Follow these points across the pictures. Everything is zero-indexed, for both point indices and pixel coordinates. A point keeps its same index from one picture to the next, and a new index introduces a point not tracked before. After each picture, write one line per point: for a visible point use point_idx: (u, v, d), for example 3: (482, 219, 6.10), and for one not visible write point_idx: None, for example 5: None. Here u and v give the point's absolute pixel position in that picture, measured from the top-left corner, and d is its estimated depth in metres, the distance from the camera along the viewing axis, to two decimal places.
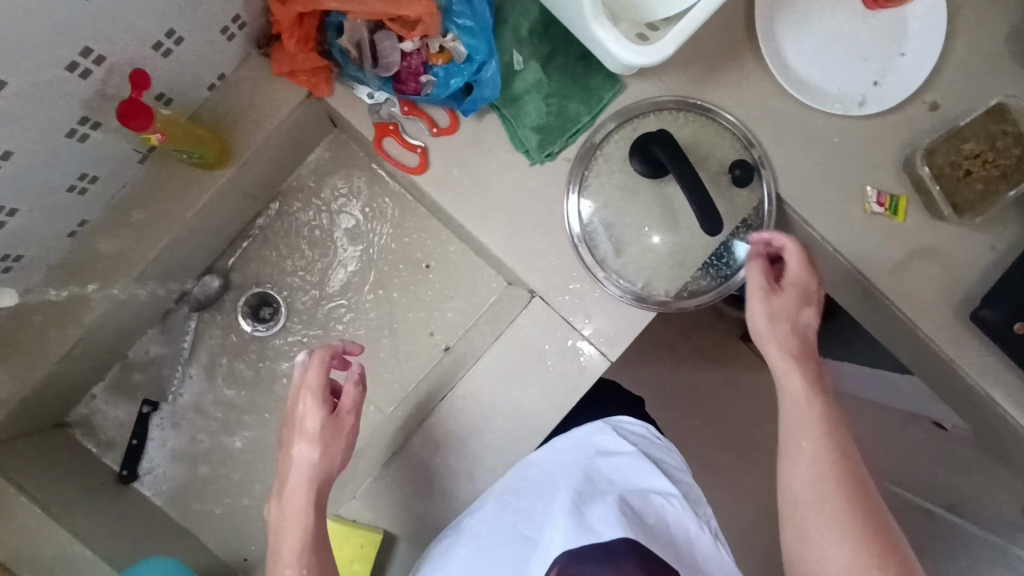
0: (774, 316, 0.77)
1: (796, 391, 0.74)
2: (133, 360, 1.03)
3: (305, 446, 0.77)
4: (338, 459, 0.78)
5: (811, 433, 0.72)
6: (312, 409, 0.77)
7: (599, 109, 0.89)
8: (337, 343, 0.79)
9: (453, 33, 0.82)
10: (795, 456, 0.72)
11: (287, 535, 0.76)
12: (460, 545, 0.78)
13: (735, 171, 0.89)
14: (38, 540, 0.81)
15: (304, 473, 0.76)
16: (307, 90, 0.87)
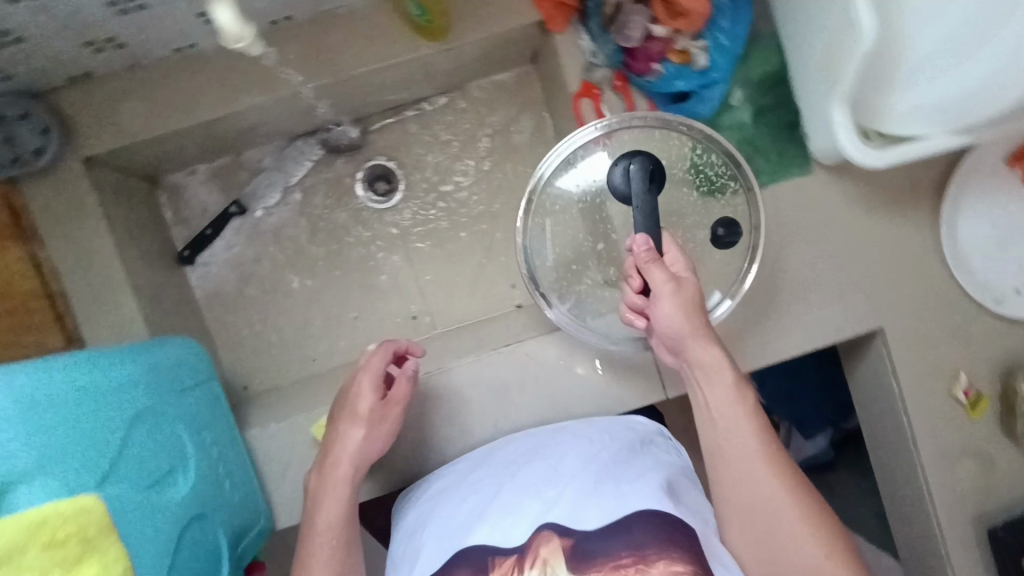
0: (687, 313, 0.73)
1: (714, 370, 0.75)
2: (242, 160, 1.04)
3: (353, 425, 0.82)
4: (380, 441, 0.83)
5: (729, 407, 0.74)
6: (366, 392, 0.83)
7: (780, 177, 0.91)
8: (404, 343, 0.87)
9: (706, 43, 0.81)
10: (718, 435, 0.75)
11: (326, 501, 0.80)
12: (444, 483, 0.86)
13: (717, 230, 0.81)
14: (99, 272, 0.86)
15: (350, 449, 0.81)
16: (544, 18, 0.86)
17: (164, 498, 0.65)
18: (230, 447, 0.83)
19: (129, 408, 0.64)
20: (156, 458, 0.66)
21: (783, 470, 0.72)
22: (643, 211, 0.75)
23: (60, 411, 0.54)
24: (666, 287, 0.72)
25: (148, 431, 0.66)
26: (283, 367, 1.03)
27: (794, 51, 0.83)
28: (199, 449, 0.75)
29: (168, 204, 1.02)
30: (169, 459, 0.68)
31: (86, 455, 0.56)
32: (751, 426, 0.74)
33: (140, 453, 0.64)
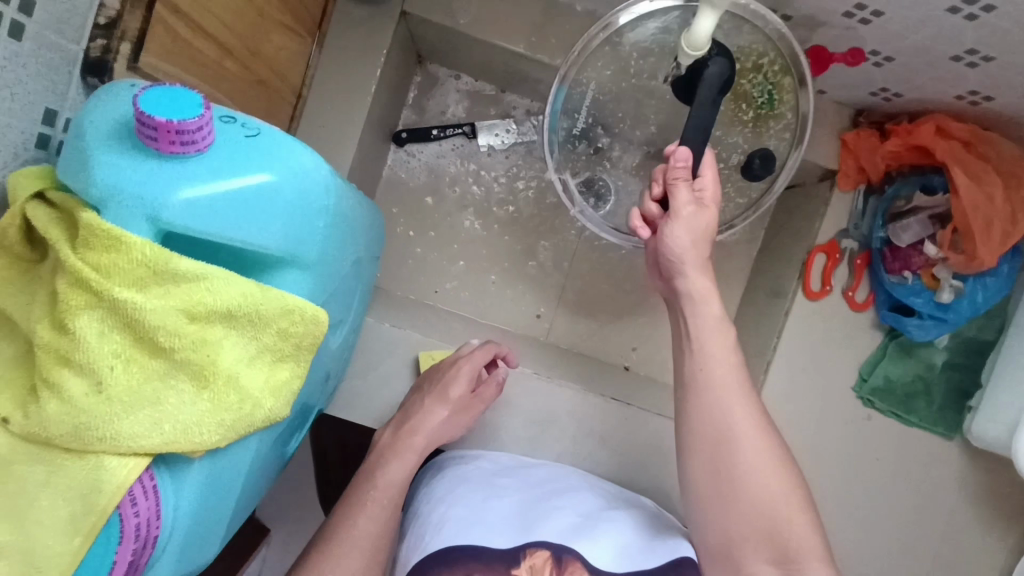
0: (696, 240, 0.70)
1: (712, 321, 0.70)
2: (500, 97, 1.06)
3: (439, 403, 0.82)
4: (457, 428, 0.84)
5: (724, 363, 0.68)
6: (462, 379, 0.82)
7: (929, 426, 0.94)
8: (503, 349, 0.89)
9: (963, 285, 0.84)
10: (717, 413, 0.66)
11: (394, 466, 0.79)
12: (464, 482, 0.80)
13: (753, 161, 0.77)
14: (342, 108, 0.87)
15: (432, 426, 0.81)
16: (838, 171, 0.90)
17: (329, 342, 0.63)
18: (358, 324, 0.80)
19: (357, 244, 0.62)
20: (344, 301, 0.63)
21: (761, 411, 0.66)
22: (703, 118, 0.69)
23: (339, 216, 0.53)
24: (685, 209, 0.68)
25: (353, 274, 0.64)
26: (409, 280, 1.04)
27: (1013, 339, 0.87)
28: (354, 314, 0.72)
29: (414, 87, 1.05)
30: (346, 307, 0.66)
31: (330, 268, 0.54)
32: (732, 353, 0.68)
33: (343, 287, 0.61)
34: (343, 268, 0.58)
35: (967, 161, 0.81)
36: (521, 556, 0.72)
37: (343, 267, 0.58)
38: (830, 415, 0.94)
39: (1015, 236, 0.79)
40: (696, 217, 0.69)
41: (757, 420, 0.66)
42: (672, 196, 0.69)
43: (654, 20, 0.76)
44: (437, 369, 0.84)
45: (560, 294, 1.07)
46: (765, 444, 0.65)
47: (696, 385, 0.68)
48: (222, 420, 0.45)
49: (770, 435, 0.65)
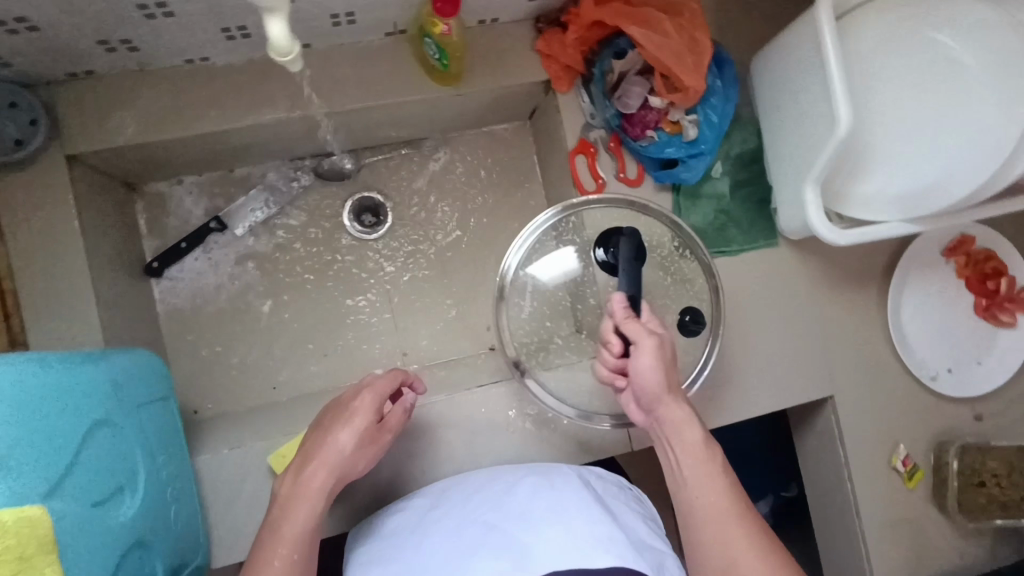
0: (664, 369, 0.71)
1: (705, 454, 0.69)
2: (232, 177, 1.01)
3: (341, 436, 0.77)
4: (362, 461, 0.78)
5: (713, 485, 0.68)
6: (366, 408, 0.79)
7: (750, 246, 0.98)
8: (410, 374, 0.87)
9: (697, 117, 0.88)
10: (713, 547, 0.64)
11: (299, 511, 0.73)
12: (414, 525, 0.79)
13: (685, 316, 0.83)
14: (63, 278, 0.81)
15: (339, 455, 0.76)
16: (550, 78, 0.93)
17: (111, 519, 0.58)
18: (179, 472, 0.75)
19: (87, 414, 0.58)
20: (107, 472, 0.60)
21: (746, 529, 0.64)
22: (627, 280, 0.78)
23: (20, 404, 0.50)
24: (649, 341, 0.71)
25: (102, 441, 0.60)
26: (243, 392, 0.99)
27: (771, 133, 0.93)
28: (151, 472, 0.68)
29: (142, 214, 0.98)
30: (120, 475, 0.62)
31: (43, 458, 0.51)
32: (711, 473, 0.68)
33: (90, 461, 0.57)
34: (70, 445, 0.55)
35: (634, 13, 0.85)
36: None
37: (68, 445, 0.55)
38: None
39: (705, 55, 0.83)
40: (662, 348, 0.71)
41: (739, 531, 0.64)
42: (634, 335, 0.72)
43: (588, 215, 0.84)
44: (342, 402, 0.82)
45: (395, 320, 1.05)
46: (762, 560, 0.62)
47: (691, 522, 0.67)
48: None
49: (776, 562, 0.62)
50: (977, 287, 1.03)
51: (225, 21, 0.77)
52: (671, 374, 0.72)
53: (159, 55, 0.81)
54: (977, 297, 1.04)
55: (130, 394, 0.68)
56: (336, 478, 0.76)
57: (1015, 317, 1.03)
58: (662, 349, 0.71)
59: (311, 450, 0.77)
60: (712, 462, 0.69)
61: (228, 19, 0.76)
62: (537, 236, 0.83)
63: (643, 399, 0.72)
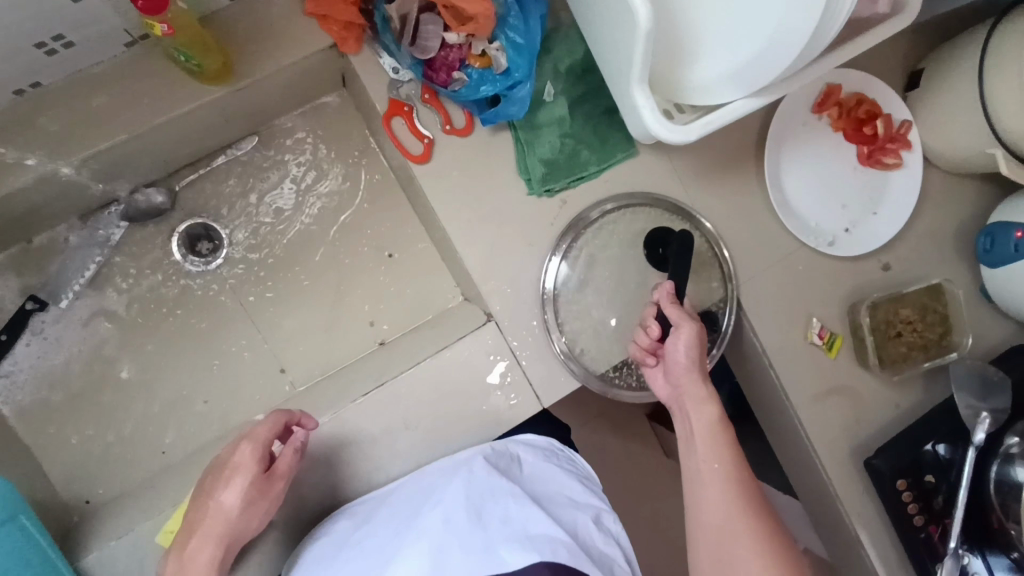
0: (695, 351, 0.74)
1: (712, 424, 0.71)
2: (35, 247, 0.90)
3: (226, 495, 0.73)
4: (256, 519, 0.74)
5: (720, 454, 0.69)
6: (247, 463, 0.74)
7: (608, 164, 0.90)
8: (297, 413, 0.79)
9: (500, 43, 0.79)
10: (711, 514, 0.67)
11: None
12: (336, 549, 0.76)
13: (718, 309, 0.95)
14: None
15: (225, 519, 0.72)
16: (335, 41, 0.82)
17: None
18: None
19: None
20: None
21: (740, 503, 0.66)
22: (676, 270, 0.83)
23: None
24: (686, 324, 0.74)
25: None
26: (129, 468, 0.92)
27: (590, 35, 0.83)
28: None
29: None
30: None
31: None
32: (727, 457, 0.69)
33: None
34: None
35: None
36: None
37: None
38: (537, 228, 0.89)
39: None
40: (694, 334, 0.74)
41: (734, 511, 0.66)
42: (673, 318, 0.75)
43: (624, 212, 0.92)
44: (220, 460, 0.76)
45: (270, 346, 0.97)
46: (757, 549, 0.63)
47: (695, 487, 0.69)
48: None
49: (766, 535, 0.64)
50: (856, 136, 0.98)
51: None
52: (699, 354, 0.74)
53: None
54: (859, 146, 0.99)
55: None
56: (233, 528, 0.73)
57: (900, 156, 0.98)
58: (700, 336, 0.74)
59: (195, 518, 0.73)
60: (728, 448, 0.70)
61: None
62: (575, 230, 0.90)
63: (675, 375, 0.75)
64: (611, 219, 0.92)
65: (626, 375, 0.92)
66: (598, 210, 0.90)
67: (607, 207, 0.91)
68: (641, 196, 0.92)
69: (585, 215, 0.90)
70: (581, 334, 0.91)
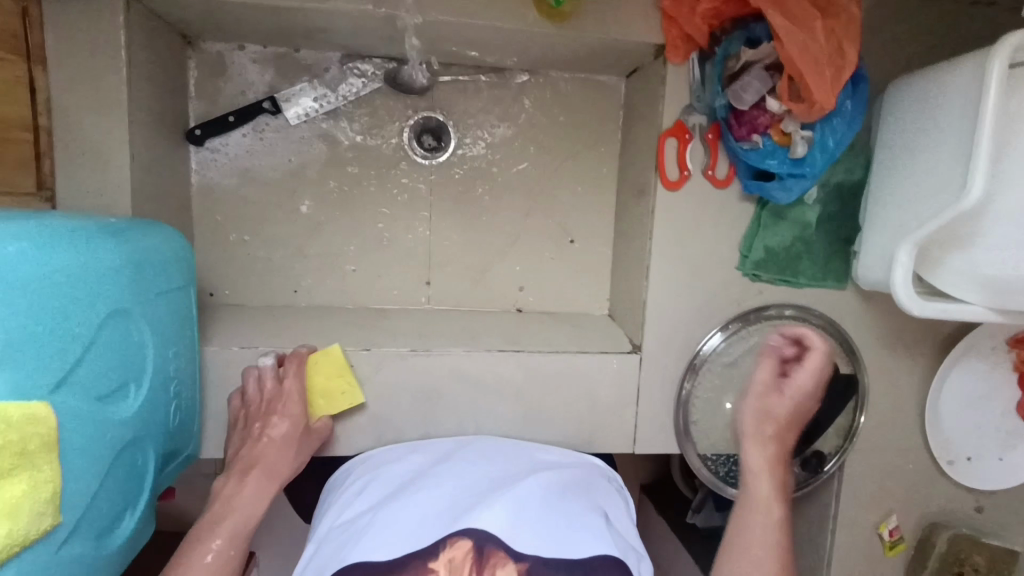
0: (802, 405, 0.87)
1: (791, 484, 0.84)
2: (295, 57, 0.93)
3: (279, 424, 0.79)
4: (304, 450, 0.80)
5: (775, 486, 0.83)
6: (294, 395, 0.80)
7: (817, 283, 0.91)
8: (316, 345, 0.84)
9: (812, 135, 0.79)
10: (745, 542, 0.78)
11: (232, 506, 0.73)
12: (411, 483, 0.78)
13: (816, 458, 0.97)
14: (100, 124, 0.75)
15: (278, 453, 0.78)
16: (666, 44, 0.82)
17: (110, 415, 0.58)
18: (187, 366, 0.73)
19: (102, 303, 0.56)
20: (116, 366, 0.59)
21: (778, 544, 0.78)
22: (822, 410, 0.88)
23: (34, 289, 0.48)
24: (805, 371, 0.87)
25: (114, 333, 0.58)
26: (260, 289, 0.95)
27: (882, 173, 0.84)
28: (160, 365, 0.66)
29: (194, 74, 0.90)
30: (129, 373, 0.60)
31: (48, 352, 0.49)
32: (773, 508, 0.81)
33: (100, 352, 0.56)
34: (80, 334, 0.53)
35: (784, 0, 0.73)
36: (443, 548, 0.69)
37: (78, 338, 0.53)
38: (722, 302, 0.91)
39: (848, 69, 0.73)
40: (811, 389, 0.87)
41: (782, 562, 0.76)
42: (785, 341, 0.89)
43: (801, 327, 0.93)
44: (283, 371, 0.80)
45: (429, 257, 1.00)
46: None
47: (750, 508, 0.81)
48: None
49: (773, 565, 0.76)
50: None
51: None
52: (797, 414, 0.86)
53: None
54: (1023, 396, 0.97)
55: (149, 283, 0.65)
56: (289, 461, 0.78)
57: None
58: (813, 389, 0.87)
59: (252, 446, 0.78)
60: (778, 503, 0.81)
61: None
62: (751, 318, 0.92)
63: (750, 408, 0.87)
64: (783, 322, 0.93)
65: (719, 463, 0.95)
66: (779, 313, 0.92)
67: (785, 310, 0.92)
68: (822, 325, 0.93)
69: (767, 311, 0.92)
70: (699, 407, 0.93)
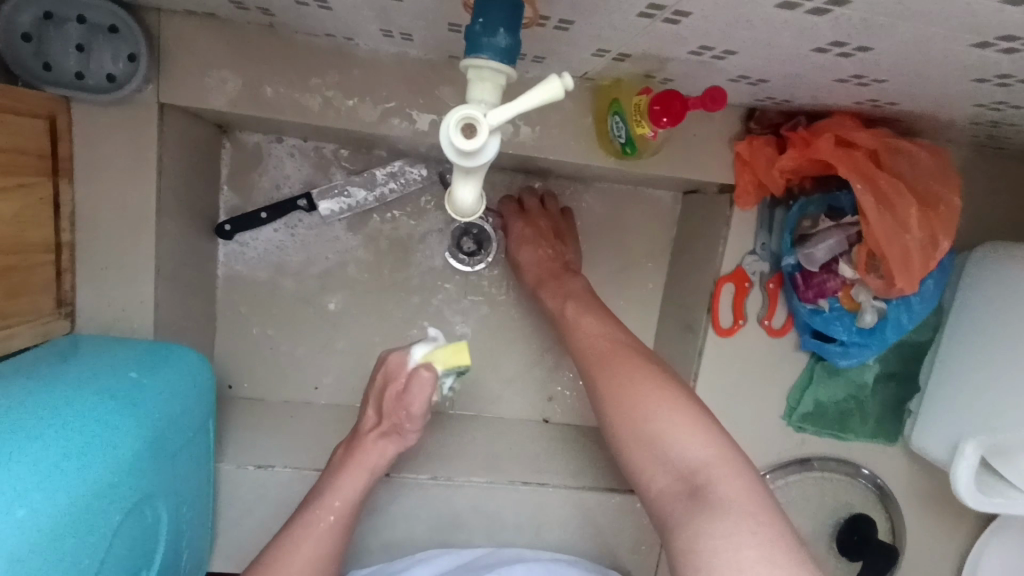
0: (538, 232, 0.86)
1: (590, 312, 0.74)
2: (335, 152, 0.87)
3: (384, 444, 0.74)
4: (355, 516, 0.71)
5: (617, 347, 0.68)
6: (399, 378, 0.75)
7: (865, 441, 0.86)
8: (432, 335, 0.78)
9: (886, 307, 0.73)
10: (622, 414, 0.62)
11: None
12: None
13: None
14: (129, 237, 0.71)
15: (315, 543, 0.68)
16: (736, 188, 0.76)
17: None
18: (201, 498, 0.72)
19: (120, 506, 0.54)
20: (129, 557, 0.57)
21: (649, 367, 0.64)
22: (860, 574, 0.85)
23: (53, 543, 0.46)
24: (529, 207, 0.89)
25: (132, 524, 0.57)
26: (281, 384, 0.92)
27: (953, 345, 0.79)
28: (172, 521, 0.65)
29: (227, 162, 0.85)
30: (141, 554, 0.59)
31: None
32: (623, 352, 0.67)
33: (116, 556, 0.55)
34: (98, 553, 0.52)
35: (874, 174, 0.66)
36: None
37: (91, 563, 0.51)
38: (763, 452, 0.86)
39: (936, 259, 0.66)
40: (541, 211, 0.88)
41: (660, 391, 0.61)
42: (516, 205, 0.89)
43: (843, 480, 0.88)
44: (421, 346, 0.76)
45: None
46: (693, 429, 0.58)
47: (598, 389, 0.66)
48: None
49: (674, 391, 0.61)
50: None
51: (389, 25, 0.61)
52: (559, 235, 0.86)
53: (301, 25, 0.65)
54: None
55: (170, 443, 0.63)
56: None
57: None
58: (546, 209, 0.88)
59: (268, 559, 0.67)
60: (615, 347, 0.68)
61: (397, 26, 0.61)
62: (793, 468, 0.87)
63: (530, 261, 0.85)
64: (825, 475, 0.88)
65: None
66: (823, 465, 0.87)
67: (828, 463, 0.87)
68: (866, 481, 0.88)
69: (811, 463, 0.87)
70: None
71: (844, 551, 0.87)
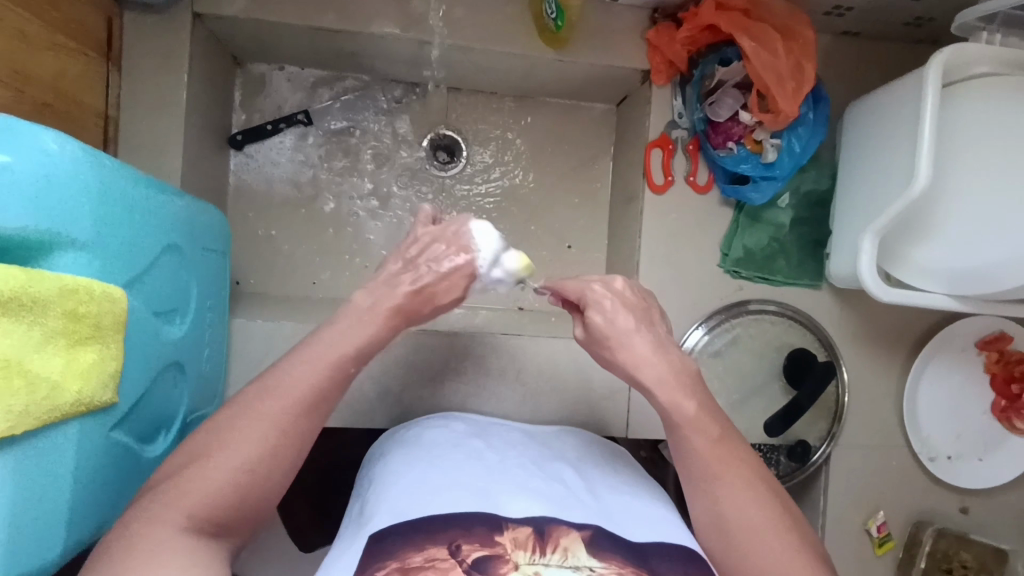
0: (626, 306, 0.71)
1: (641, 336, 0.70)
2: (328, 80, 1.06)
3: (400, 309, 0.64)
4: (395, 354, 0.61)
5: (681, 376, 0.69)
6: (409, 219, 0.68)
7: (792, 281, 1.00)
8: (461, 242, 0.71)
9: (780, 142, 0.90)
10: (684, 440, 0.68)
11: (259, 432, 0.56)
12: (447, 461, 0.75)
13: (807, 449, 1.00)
14: (161, 118, 0.87)
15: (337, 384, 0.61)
16: (651, 68, 0.95)
17: (163, 335, 0.65)
18: (217, 317, 0.81)
19: (168, 233, 0.65)
20: (170, 291, 0.66)
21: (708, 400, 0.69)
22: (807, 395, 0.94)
23: (129, 208, 0.57)
24: (588, 287, 0.72)
25: (173, 262, 0.67)
26: (283, 279, 1.04)
27: (843, 183, 0.95)
28: (198, 306, 0.74)
29: (238, 89, 1.04)
30: (177, 299, 0.68)
31: (118, 250, 0.55)
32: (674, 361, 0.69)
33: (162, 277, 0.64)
34: (152, 253, 0.61)
35: (748, 27, 0.86)
36: (503, 526, 0.64)
37: (147, 252, 0.60)
38: (707, 298, 0.99)
39: (807, 83, 0.85)
40: (586, 288, 0.72)
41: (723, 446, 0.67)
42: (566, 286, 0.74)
43: (779, 321, 1.01)
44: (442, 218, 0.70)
45: None
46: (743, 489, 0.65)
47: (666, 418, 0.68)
48: (10, 407, 0.43)
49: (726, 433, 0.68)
50: (1000, 387, 1.02)
51: None
52: (621, 309, 0.71)
53: None
54: (998, 397, 1.02)
55: (202, 234, 0.75)
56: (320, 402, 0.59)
57: None
58: (592, 286, 0.73)
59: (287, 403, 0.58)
60: (661, 351, 0.70)
61: None
62: (733, 313, 0.99)
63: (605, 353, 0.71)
64: (762, 316, 1.00)
65: None
66: (759, 307, 0.99)
67: (764, 305, 1.00)
68: (798, 319, 1.00)
69: (748, 307, 0.99)
70: None
71: (791, 381, 0.97)
